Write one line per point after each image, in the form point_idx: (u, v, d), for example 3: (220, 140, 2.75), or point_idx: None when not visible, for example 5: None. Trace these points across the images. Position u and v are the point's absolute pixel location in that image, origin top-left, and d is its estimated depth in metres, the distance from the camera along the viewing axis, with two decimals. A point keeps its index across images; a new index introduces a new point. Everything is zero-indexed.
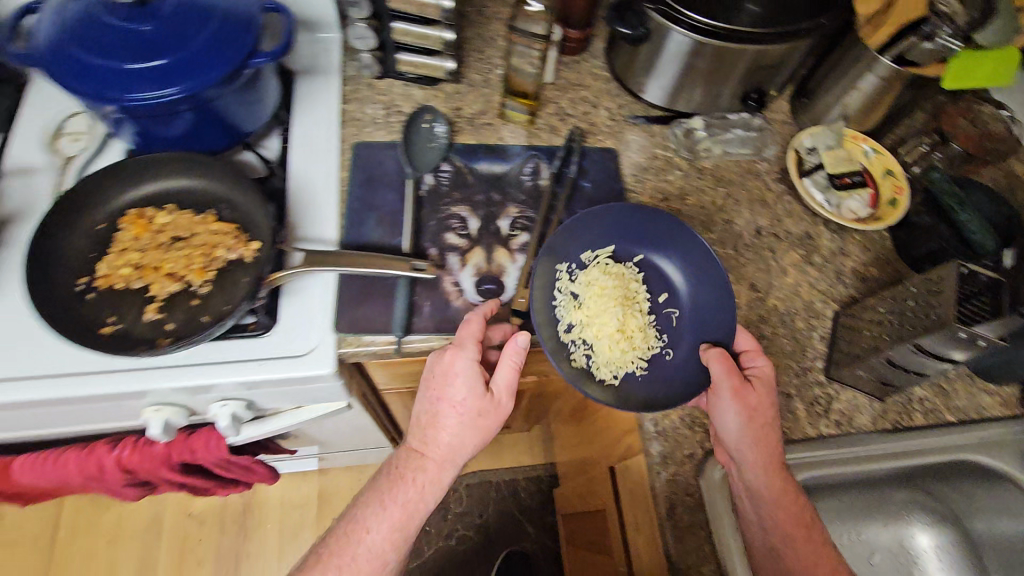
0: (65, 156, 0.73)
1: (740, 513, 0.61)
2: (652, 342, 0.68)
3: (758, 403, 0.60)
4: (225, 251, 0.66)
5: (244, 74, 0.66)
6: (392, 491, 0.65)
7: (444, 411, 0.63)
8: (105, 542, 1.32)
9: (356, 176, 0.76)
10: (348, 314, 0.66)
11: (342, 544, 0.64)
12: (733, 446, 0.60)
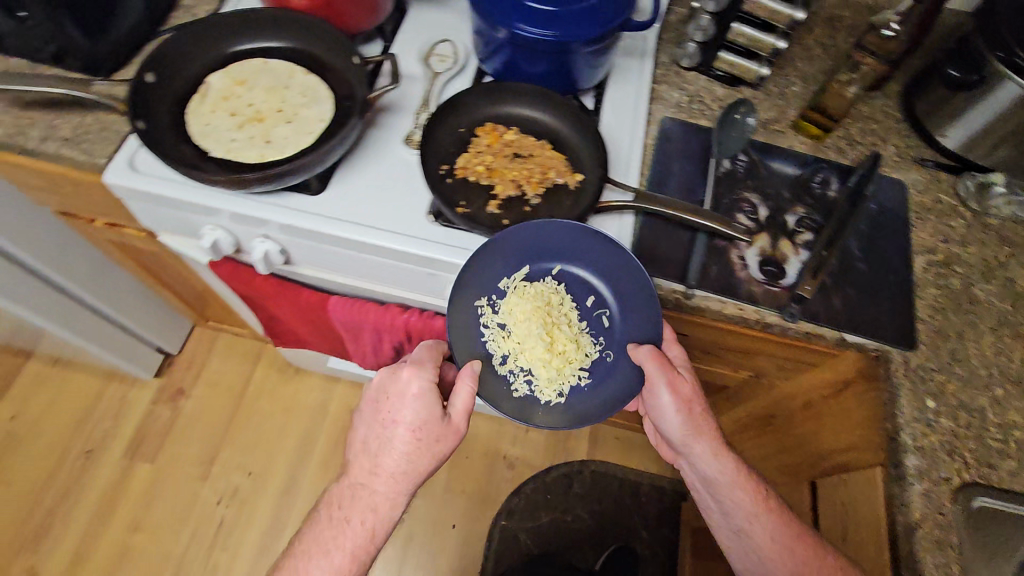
0: (433, 71, 0.87)
1: (692, 484, 0.79)
2: (587, 345, 0.75)
3: (690, 393, 0.73)
4: (556, 174, 0.77)
5: (605, 42, 0.78)
6: (342, 499, 0.71)
7: (400, 430, 0.69)
8: (280, 410, 1.50)
9: (662, 145, 0.85)
10: (644, 255, 0.75)
11: (323, 526, 0.71)
12: (680, 437, 0.74)
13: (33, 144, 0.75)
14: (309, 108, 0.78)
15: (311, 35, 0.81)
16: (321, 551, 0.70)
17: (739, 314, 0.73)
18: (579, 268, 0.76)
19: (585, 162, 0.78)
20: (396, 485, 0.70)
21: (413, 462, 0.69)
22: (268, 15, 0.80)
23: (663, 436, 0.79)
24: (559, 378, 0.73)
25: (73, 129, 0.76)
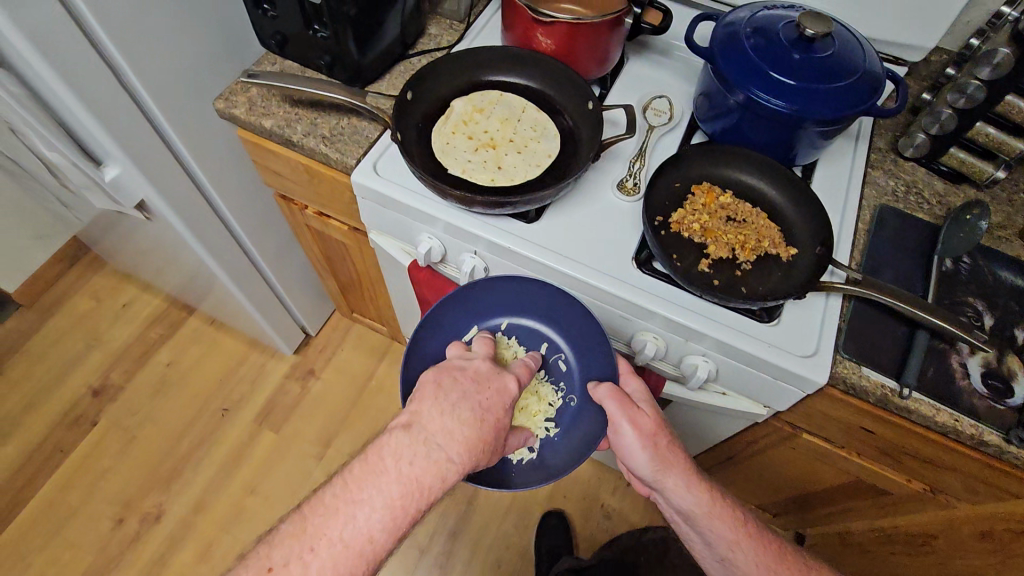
0: (649, 123, 0.90)
1: (673, 517, 0.79)
2: (549, 394, 0.83)
3: (652, 425, 0.73)
4: (771, 244, 0.76)
5: (841, 124, 0.77)
6: (404, 457, 0.61)
7: (491, 413, 0.65)
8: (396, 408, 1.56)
9: (877, 232, 0.82)
10: (855, 341, 0.72)
11: (372, 477, 0.60)
12: (652, 475, 0.74)
13: (297, 138, 0.85)
14: (539, 143, 0.83)
15: (549, 77, 0.87)
16: (364, 506, 0.59)
17: (955, 425, 0.69)
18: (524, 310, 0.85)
19: (801, 237, 0.77)
20: (459, 462, 0.62)
21: (469, 436, 0.63)
22: (513, 53, 0.86)
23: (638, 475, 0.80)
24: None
25: (331, 130, 0.86)
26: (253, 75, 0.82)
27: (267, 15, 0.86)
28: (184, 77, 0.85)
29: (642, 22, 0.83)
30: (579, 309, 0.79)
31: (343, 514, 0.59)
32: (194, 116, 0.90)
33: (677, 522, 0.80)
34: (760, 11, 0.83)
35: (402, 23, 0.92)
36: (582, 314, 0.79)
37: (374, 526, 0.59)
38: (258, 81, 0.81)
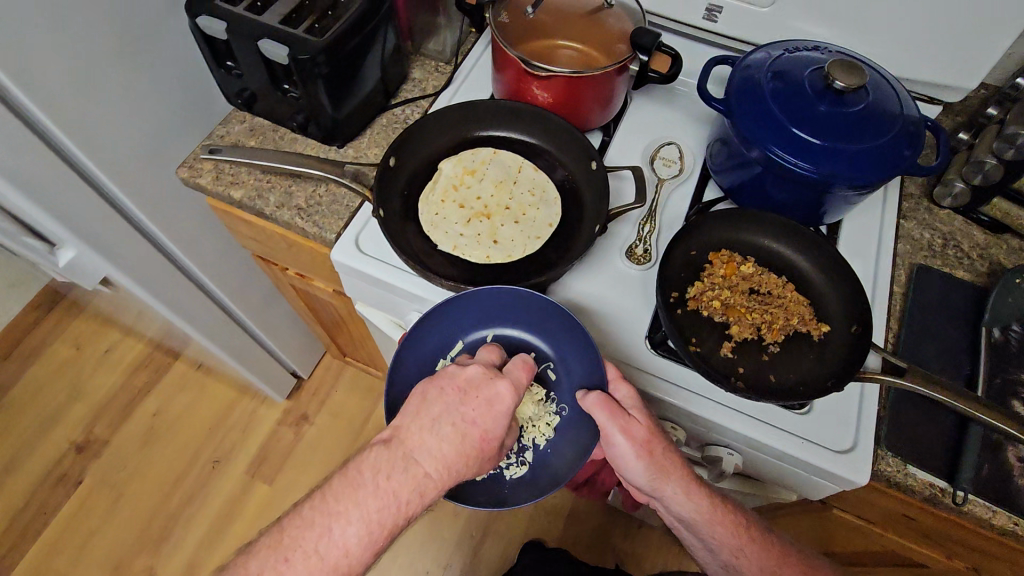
0: (657, 177, 0.82)
1: (669, 521, 0.68)
2: (544, 411, 0.68)
3: (647, 433, 0.61)
4: (799, 321, 0.69)
5: (877, 187, 0.69)
6: (385, 470, 0.52)
7: (473, 429, 0.55)
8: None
9: (919, 297, 0.74)
10: (899, 434, 0.65)
11: (349, 493, 0.51)
12: (648, 485, 0.62)
13: (269, 209, 0.77)
14: (538, 209, 0.75)
15: (548, 132, 0.78)
16: (337, 526, 0.50)
17: (1013, 529, 0.61)
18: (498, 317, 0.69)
19: (832, 311, 0.69)
20: (450, 473, 0.54)
21: (460, 451, 0.54)
22: (506, 106, 0.78)
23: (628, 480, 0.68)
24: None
25: (307, 198, 0.77)
26: (217, 150, 0.77)
27: (230, 73, 0.77)
28: (141, 145, 0.76)
29: (648, 70, 0.74)
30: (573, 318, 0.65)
31: (316, 534, 0.50)
32: (156, 183, 0.81)
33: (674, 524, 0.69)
34: (782, 55, 0.74)
35: (382, 71, 0.83)
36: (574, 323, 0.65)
37: (350, 548, 0.50)
38: (223, 156, 0.76)
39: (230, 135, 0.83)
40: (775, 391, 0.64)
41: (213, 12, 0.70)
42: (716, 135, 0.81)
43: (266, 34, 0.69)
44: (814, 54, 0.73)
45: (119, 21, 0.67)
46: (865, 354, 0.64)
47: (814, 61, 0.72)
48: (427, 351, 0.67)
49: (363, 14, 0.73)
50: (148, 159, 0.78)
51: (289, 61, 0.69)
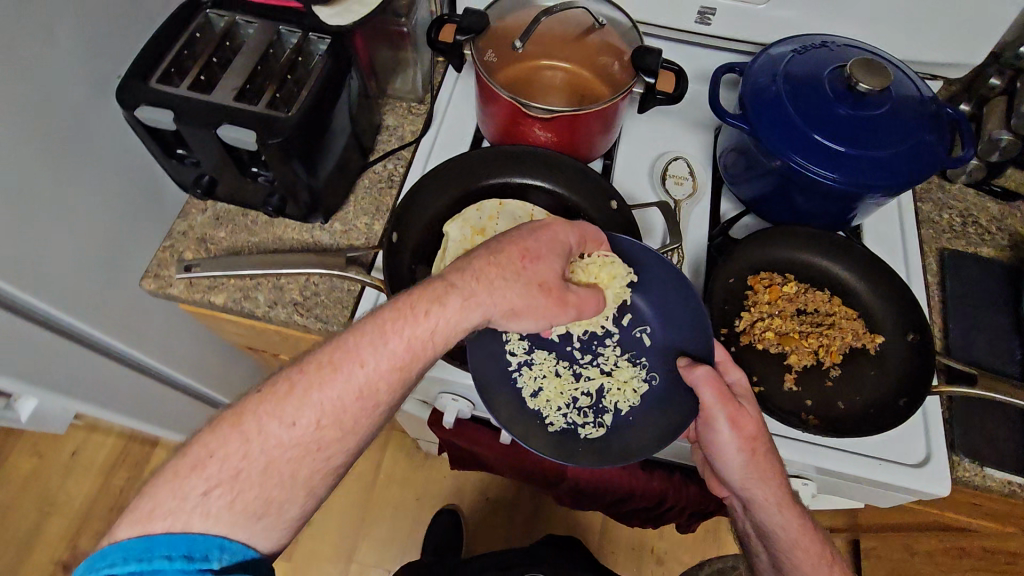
0: (672, 199, 0.77)
1: (745, 527, 0.64)
2: (632, 374, 0.64)
3: (755, 428, 0.57)
4: (853, 336, 0.66)
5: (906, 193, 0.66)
6: (410, 312, 0.50)
7: (515, 247, 0.53)
8: (412, 499, 1.39)
9: (956, 287, 0.73)
10: (970, 437, 0.64)
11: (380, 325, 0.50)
12: (739, 480, 0.58)
13: (262, 311, 0.67)
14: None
15: (554, 172, 0.72)
16: (362, 348, 0.49)
17: None
18: None
19: (883, 320, 0.67)
20: (502, 301, 0.52)
21: (515, 284, 0.52)
22: (504, 151, 0.71)
23: (714, 471, 0.64)
24: (567, 394, 0.63)
25: (302, 291, 0.68)
26: (191, 266, 0.66)
27: (183, 162, 0.66)
28: (97, 263, 0.65)
29: (655, 93, 0.68)
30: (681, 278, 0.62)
31: (320, 391, 0.47)
32: (121, 300, 0.70)
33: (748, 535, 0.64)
34: (794, 57, 0.69)
35: (354, 126, 0.73)
36: (681, 283, 0.62)
37: (372, 365, 0.49)
38: (198, 272, 0.66)
39: (194, 228, 0.72)
40: (847, 420, 0.62)
41: (156, 101, 0.59)
42: (729, 145, 0.76)
43: (228, 118, 0.59)
44: (830, 53, 0.68)
45: (47, 126, 0.56)
46: (931, 364, 0.62)
47: (830, 62, 0.67)
48: None
49: (331, 76, 0.64)
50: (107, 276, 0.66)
51: (260, 147, 0.60)
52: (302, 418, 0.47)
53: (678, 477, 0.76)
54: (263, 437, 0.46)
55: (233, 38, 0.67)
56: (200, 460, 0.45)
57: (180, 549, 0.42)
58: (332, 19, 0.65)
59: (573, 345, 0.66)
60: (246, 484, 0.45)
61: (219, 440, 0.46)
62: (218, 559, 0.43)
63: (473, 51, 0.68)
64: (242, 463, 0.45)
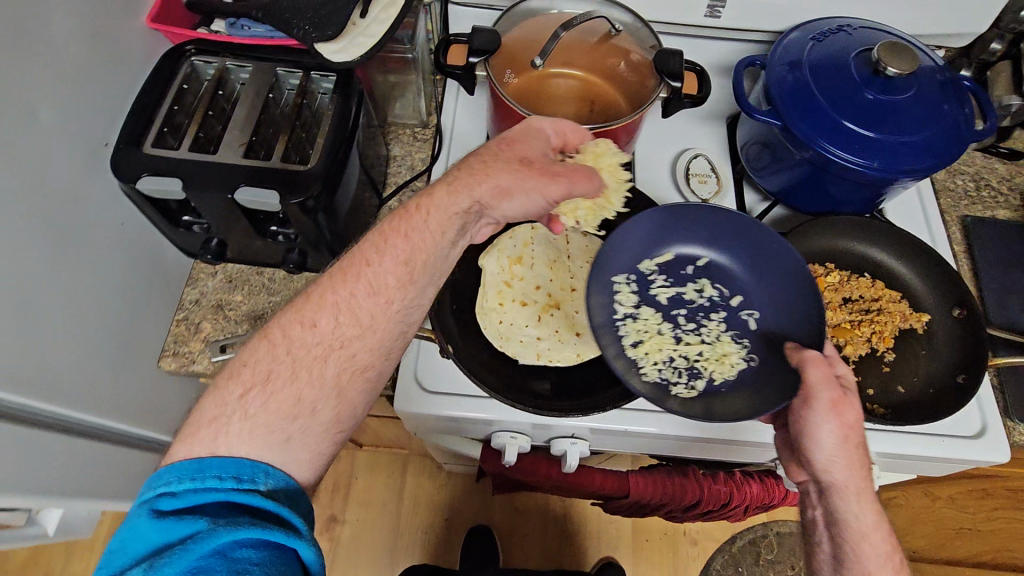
0: (700, 199, 0.76)
1: (814, 532, 0.54)
2: (732, 350, 0.63)
3: (856, 419, 0.51)
4: (901, 318, 0.67)
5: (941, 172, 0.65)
6: (408, 212, 0.51)
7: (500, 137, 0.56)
8: (440, 519, 1.31)
9: (985, 254, 0.74)
10: (1022, 403, 0.66)
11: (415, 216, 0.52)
12: (823, 469, 0.51)
13: None
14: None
15: None
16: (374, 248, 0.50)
17: None
18: (687, 241, 0.68)
19: (925, 298, 0.68)
20: (490, 180, 0.52)
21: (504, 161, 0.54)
22: None
23: (793, 467, 0.57)
24: (665, 351, 0.63)
25: None
26: (226, 346, 0.61)
27: (190, 228, 0.60)
28: (114, 354, 0.58)
29: (682, 97, 0.65)
30: (798, 261, 0.62)
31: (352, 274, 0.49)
32: (141, 388, 0.63)
33: (812, 545, 0.55)
34: (814, 46, 0.68)
35: (366, 160, 0.68)
36: (798, 266, 0.62)
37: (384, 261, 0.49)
38: (235, 351, 0.61)
39: (207, 295, 0.66)
40: (910, 404, 0.63)
41: (158, 169, 0.53)
42: (750, 138, 0.75)
43: (242, 178, 0.54)
44: (850, 40, 0.68)
45: (42, 209, 0.49)
46: (983, 338, 0.63)
47: (851, 48, 0.67)
48: (617, 259, 0.66)
49: (341, 119, 0.59)
50: (126, 367, 0.60)
51: (283, 207, 0.55)
52: (322, 318, 0.47)
53: (738, 474, 0.77)
54: (288, 341, 0.46)
55: (225, 85, 0.62)
56: (238, 370, 0.45)
57: (231, 469, 0.41)
58: (336, 56, 0.59)
59: (680, 312, 0.66)
60: (281, 381, 0.45)
61: (254, 357, 0.46)
62: (263, 483, 0.41)
63: (488, 72, 0.64)
64: (273, 363, 0.46)
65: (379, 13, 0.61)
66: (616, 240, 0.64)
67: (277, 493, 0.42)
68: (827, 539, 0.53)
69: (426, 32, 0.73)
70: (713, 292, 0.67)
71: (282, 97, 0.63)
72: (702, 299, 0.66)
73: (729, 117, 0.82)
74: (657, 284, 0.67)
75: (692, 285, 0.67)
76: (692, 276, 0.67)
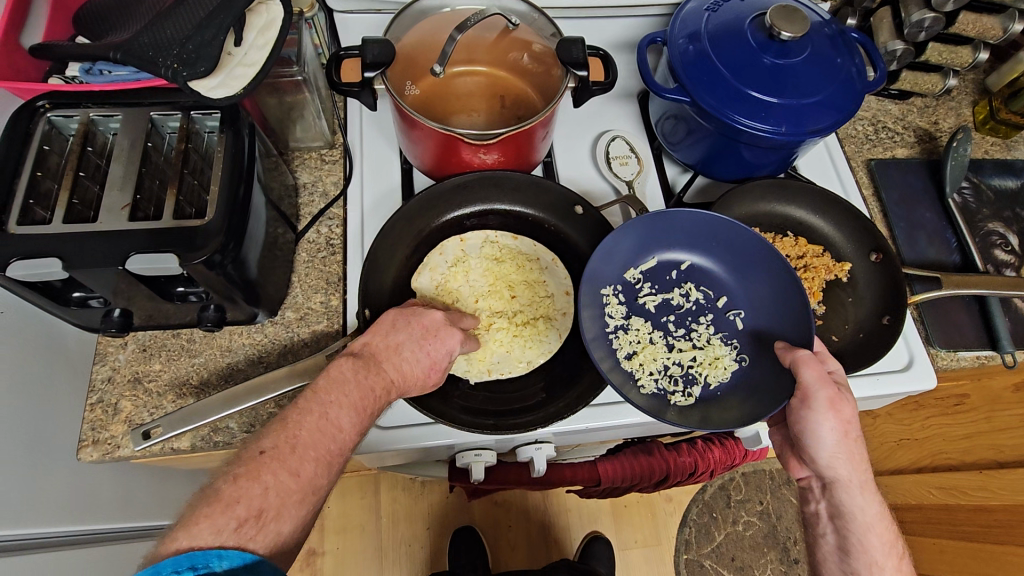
0: (624, 181, 0.75)
1: (819, 520, 0.58)
2: (724, 353, 0.64)
3: (852, 413, 0.54)
4: (826, 272, 0.69)
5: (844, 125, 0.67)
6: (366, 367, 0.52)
7: (413, 344, 0.55)
8: (423, 529, 1.28)
9: (891, 194, 0.78)
10: (941, 331, 0.71)
11: (370, 367, 0.52)
12: (827, 463, 0.54)
13: (241, 439, 0.59)
14: (544, 279, 0.70)
15: (516, 191, 0.70)
16: (334, 408, 0.48)
17: None
18: (668, 247, 0.69)
19: (843, 247, 0.71)
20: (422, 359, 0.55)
21: (421, 362, 0.55)
22: (453, 184, 0.68)
23: (797, 456, 0.60)
24: (660, 360, 0.64)
25: (277, 402, 0.60)
26: (150, 431, 0.53)
27: (85, 304, 0.54)
28: (21, 456, 0.51)
29: (590, 85, 0.63)
30: (779, 262, 0.64)
31: (316, 417, 0.47)
32: (59, 486, 0.56)
33: (815, 535, 0.59)
34: (710, 17, 0.68)
35: (270, 194, 0.63)
36: (781, 268, 0.64)
37: (346, 430, 0.49)
38: (161, 437, 0.53)
39: (121, 370, 0.61)
40: (846, 351, 0.66)
41: (30, 252, 0.47)
42: (663, 113, 0.75)
43: (135, 245, 0.49)
44: (742, 7, 0.68)
45: None
46: (900, 277, 0.66)
47: (745, 15, 0.67)
48: (606, 275, 0.66)
49: (235, 158, 0.54)
50: (42, 466, 0.54)
51: (186, 269, 0.49)
52: (306, 469, 0.45)
53: (700, 443, 0.83)
54: (277, 485, 0.43)
55: (93, 138, 0.56)
56: (226, 502, 0.41)
57: (185, 560, 0.36)
58: (215, 91, 0.53)
59: (669, 318, 0.67)
60: (272, 519, 0.42)
61: (246, 491, 0.42)
62: (220, 564, 0.37)
63: (387, 85, 0.60)
64: (263, 502, 0.42)
65: (256, 38, 0.56)
66: (593, 267, 0.64)
67: (239, 570, 0.38)
68: (831, 522, 0.57)
69: (313, 47, 0.69)
70: (699, 296, 0.68)
71: (162, 142, 0.58)
72: (689, 302, 0.68)
73: (638, 94, 0.83)
74: (644, 292, 0.68)
75: (678, 290, 0.68)
76: (677, 281, 0.69)
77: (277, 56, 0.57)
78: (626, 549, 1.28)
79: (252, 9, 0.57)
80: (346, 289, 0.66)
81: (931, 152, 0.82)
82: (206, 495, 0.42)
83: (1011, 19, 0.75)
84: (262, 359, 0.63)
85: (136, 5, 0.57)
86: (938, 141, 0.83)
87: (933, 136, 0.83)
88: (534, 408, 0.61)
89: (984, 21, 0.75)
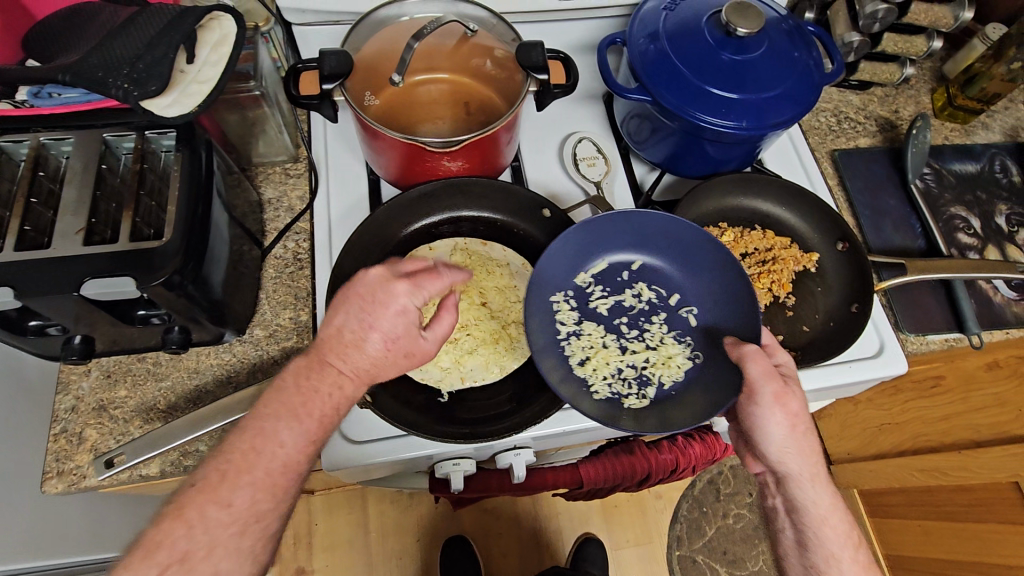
0: (592, 182, 0.75)
1: (777, 516, 0.58)
2: (676, 351, 0.65)
3: (799, 407, 0.54)
4: (794, 263, 0.70)
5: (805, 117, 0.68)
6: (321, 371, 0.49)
7: (361, 326, 0.50)
8: (412, 541, 1.26)
9: (855, 182, 0.79)
10: (911, 316, 0.72)
11: (314, 363, 0.49)
12: (776, 457, 0.54)
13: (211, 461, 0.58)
14: (515, 284, 0.69)
15: (484, 198, 0.70)
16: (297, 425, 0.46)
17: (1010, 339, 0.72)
18: (616, 249, 0.69)
19: (811, 238, 0.72)
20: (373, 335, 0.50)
21: (373, 340, 0.50)
22: (417, 194, 0.68)
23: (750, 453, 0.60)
24: (613, 363, 0.64)
25: None
26: (113, 459, 0.53)
27: (43, 332, 0.53)
28: None
29: (551, 87, 0.63)
30: (726, 257, 0.65)
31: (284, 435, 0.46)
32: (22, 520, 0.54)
33: (775, 530, 0.59)
34: (668, 15, 0.69)
35: (232, 212, 0.62)
36: (727, 261, 0.65)
37: None
38: (125, 464, 0.52)
39: (84, 398, 0.59)
40: (815, 342, 0.66)
41: None
42: (627, 113, 0.75)
43: (88, 270, 0.47)
44: (700, 5, 0.69)
45: None
46: (867, 264, 0.67)
47: (702, 13, 0.68)
48: (555, 280, 0.67)
49: (192, 176, 0.53)
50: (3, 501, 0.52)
51: (144, 292, 0.48)
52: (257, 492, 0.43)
53: (681, 440, 0.84)
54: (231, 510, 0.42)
55: (46, 163, 0.55)
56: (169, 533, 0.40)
57: None
58: (168, 110, 0.52)
59: (622, 320, 0.67)
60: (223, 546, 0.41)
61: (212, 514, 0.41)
62: None
63: (346, 97, 0.60)
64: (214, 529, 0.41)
65: (210, 54, 0.55)
66: (539, 274, 0.65)
67: None
68: (789, 518, 0.57)
69: (271, 60, 0.69)
70: (651, 295, 0.68)
71: (118, 163, 0.57)
72: (641, 302, 0.68)
73: (603, 96, 0.83)
74: (595, 296, 0.68)
75: (629, 291, 0.68)
76: (628, 282, 0.69)
77: (231, 72, 0.55)
78: (618, 548, 1.27)
79: (203, 26, 0.56)
80: (315, 302, 0.66)
81: (892, 140, 0.83)
82: (208, 514, 0.42)
83: (961, 7, 0.77)
84: (231, 378, 0.62)
85: (86, 26, 0.56)
86: (900, 130, 0.84)
87: (894, 125, 0.84)
88: (507, 416, 0.61)
89: (935, 10, 0.77)
